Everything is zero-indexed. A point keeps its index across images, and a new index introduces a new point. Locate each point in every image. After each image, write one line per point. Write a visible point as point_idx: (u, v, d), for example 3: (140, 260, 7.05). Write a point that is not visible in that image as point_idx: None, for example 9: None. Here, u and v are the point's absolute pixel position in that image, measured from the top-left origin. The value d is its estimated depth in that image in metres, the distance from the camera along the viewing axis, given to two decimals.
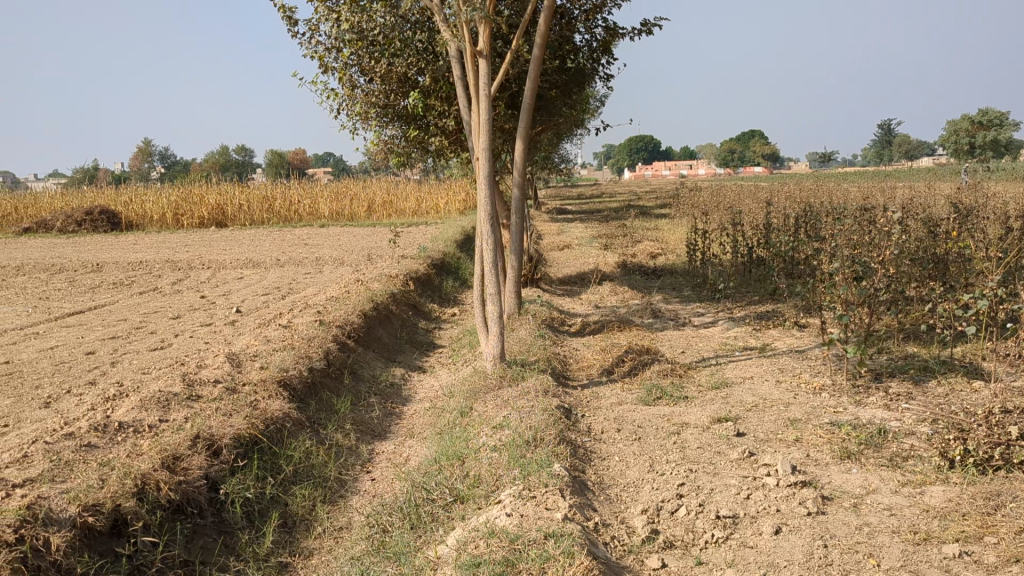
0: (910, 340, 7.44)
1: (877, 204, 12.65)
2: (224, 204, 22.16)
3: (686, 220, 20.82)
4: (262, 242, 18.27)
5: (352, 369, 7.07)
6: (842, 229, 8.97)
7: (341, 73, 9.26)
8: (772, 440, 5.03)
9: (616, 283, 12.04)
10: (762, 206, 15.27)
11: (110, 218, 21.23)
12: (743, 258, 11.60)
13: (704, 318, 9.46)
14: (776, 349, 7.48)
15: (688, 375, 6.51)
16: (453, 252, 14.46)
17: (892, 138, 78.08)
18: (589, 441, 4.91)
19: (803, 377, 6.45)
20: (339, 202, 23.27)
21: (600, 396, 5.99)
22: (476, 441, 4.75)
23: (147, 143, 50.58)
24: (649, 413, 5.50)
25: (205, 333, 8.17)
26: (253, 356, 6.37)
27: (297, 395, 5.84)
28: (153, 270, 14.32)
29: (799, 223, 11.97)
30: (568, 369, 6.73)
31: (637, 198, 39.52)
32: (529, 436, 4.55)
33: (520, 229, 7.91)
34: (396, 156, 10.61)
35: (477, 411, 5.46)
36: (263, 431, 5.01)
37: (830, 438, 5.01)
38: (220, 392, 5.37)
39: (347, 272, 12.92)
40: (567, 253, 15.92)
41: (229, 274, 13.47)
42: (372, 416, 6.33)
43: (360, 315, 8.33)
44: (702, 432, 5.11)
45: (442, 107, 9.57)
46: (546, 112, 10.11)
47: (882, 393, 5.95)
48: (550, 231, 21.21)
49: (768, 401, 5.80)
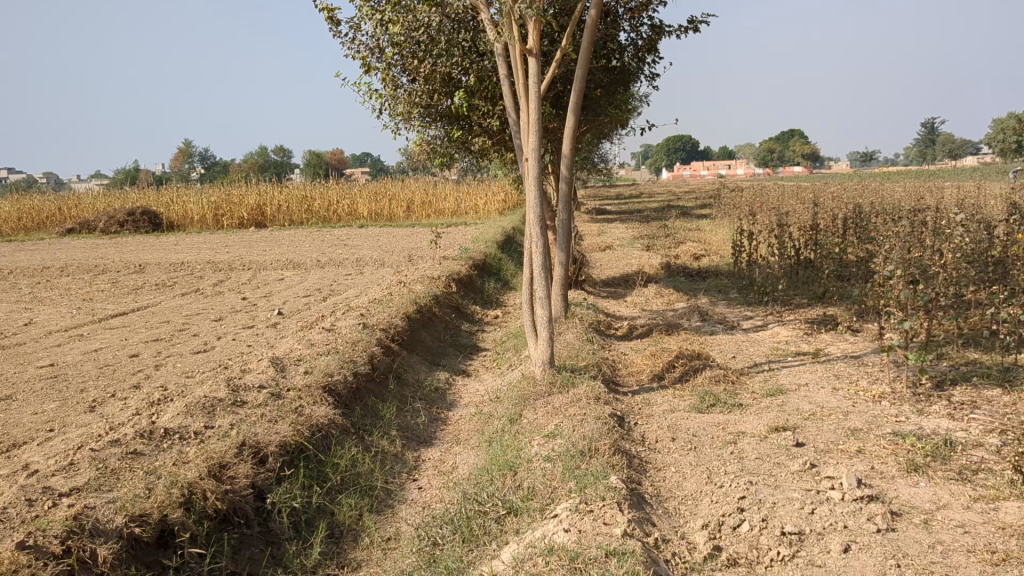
0: (970, 346, 7.19)
1: (930, 204, 12.35)
2: (264, 204, 22.26)
3: (728, 221, 20.58)
4: (302, 242, 18.30)
5: (397, 374, 6.98)
6: (898, 230, 8.73)
7: (384, 73, 9.18)
8: (832, 451, 4.85)
9: (661, 285, 11.86)
10: (810, 207, 15.02)
11: (153, 219, 21.40)
12: (790, 259, 11.37)
13: (753, 321, 9.26)
14: (830, 355, 7.27)
15: (742, 381, 6.33)
16: (494, 253, 14.36)
17: (936, 137, 76.98)
18: (643, 451, 4.76)
19: (861, 385, 6.24)
20: (378, 202, 23.28)
21: (651, 403, 5.84)
22: (528, 450, 4.62)
23: (188, 145, 51.16)
24: (703, 422, 5.34)
25: (247, 335, 8.12)
26: (297, 360, 6.30)
27: (343, 401, 5.75)
28: (195, 271, 14.36)
29: (848, 224, 11.72)
30: (617, 375, 6.58)
31: (676, 198, 39.23)
32: (583, 447, 4.40)
33: (568, 232, 7.76)
34: (439, 156, 10.53)
35: (527, 418, 5.33)
36: (309, 438, 4.92)
37: (894, 449, 4.82)
38: (265, 398, 5.29)
39: (388, 274, 12.86)
40: (610, 255, 15.77)
41: (270, 275, 13.47)
42: (418, 422, 6.22)
43: (404, 318, 8.24)
44: (759, 442, 4.94)
45: (486, 107, 9.47)
46: (591, 112, 9.95)
47: (945, 402, 5.73)
48: (590, 232, 21.05)
49: (826, 409, 5.61)
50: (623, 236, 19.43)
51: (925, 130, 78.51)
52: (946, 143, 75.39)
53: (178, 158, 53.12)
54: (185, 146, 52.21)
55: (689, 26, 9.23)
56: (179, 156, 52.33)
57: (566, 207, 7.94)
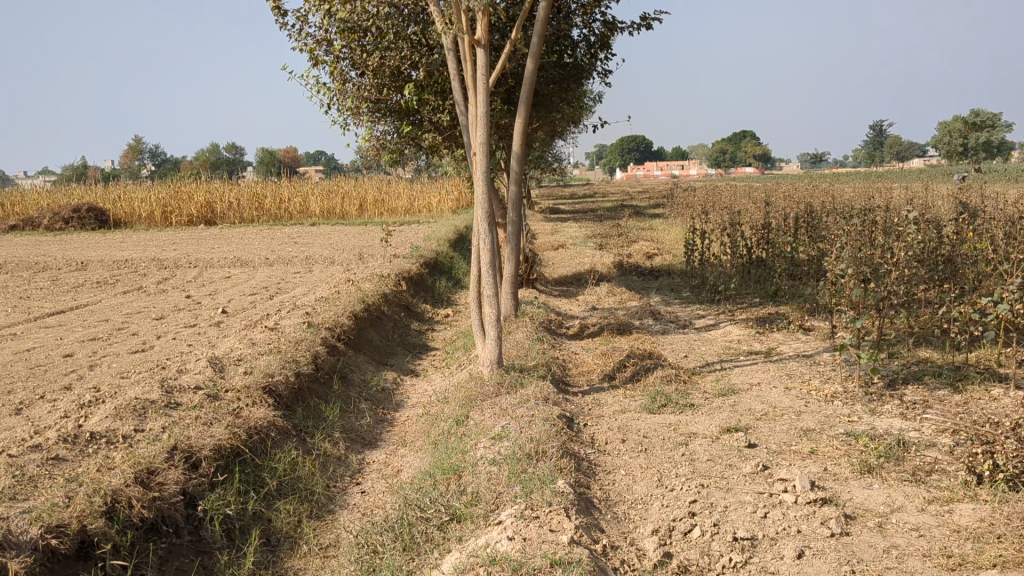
0: (921, 344, 7.18)
1: (880, 204, 12.42)
2: (213, 201, 21.84)
3: (681, 220, 20.61)
4: (252, 240, 17.95)
5: (342, 374, 6.78)
6: (849, 229, 8.71)
7: (331, 66, 8.96)
8: (785, 451, 4.75)
9: (614, 283, 11.77)
10: (762, 207, 15.06)
11: (98, 215, 20.88)
12: (743, 258, 11.34)
13: (706, 320, 9.20)
14: (782, 354, 7.21)
15: (693, 381, 6.23)
16: (446, 252, 14.18)
17: (884, 139, 78.24)
18: (593, 453, 4.62)
19: (813, 384, 6.16)
20: (329, 200, 22.97)
21: (602, 404, 5.70)
22: (474, 453, 4.45)
23: (137, 141, 50.26)
24: (654, 423, 5.21)
25: (188, 335, 7.85)
26: (237, 360, 6.06)
27: (283, 402, 5.54)
28: (139, 268, 13.98)
29: (800, 223, 11.72)
30: (568, 374, 6.44)
31: (630, 197, 39.38)
32: (530, 450, 4.25)
33: (518, 228, 7.61)
34: (388, 152, 10.32)
35: (475, 420, 5.17)
36: (245, 441, 4.71)
37: (848, 450, 4.73)
38: (200, 400, 5.06)
39: (337, 272, 12.62)
40: (563, 253, 15.70)
41: (216, 273, 13.14)
42: (362, 424, 6.03)
43: (351, 316, 8.03)
44: (711, 442, 4.83)
45: (437, 101, 9.29)
46: (543, 109, 9.81)
47: (897, 401, 5.67)
48: (543, 231, 20.95)
49: (779, 410, 5.52)
50: (577, 235, 19.35)
51: (874, 132, 79.72)
52: (893, 146, 76.64)
53: (127, 154, 52.17)
54: (133, 142, 51.33)
55: (641, 22, 9.14)
56: (127, 151, 51.39)
57: (517, 205, 7.79)
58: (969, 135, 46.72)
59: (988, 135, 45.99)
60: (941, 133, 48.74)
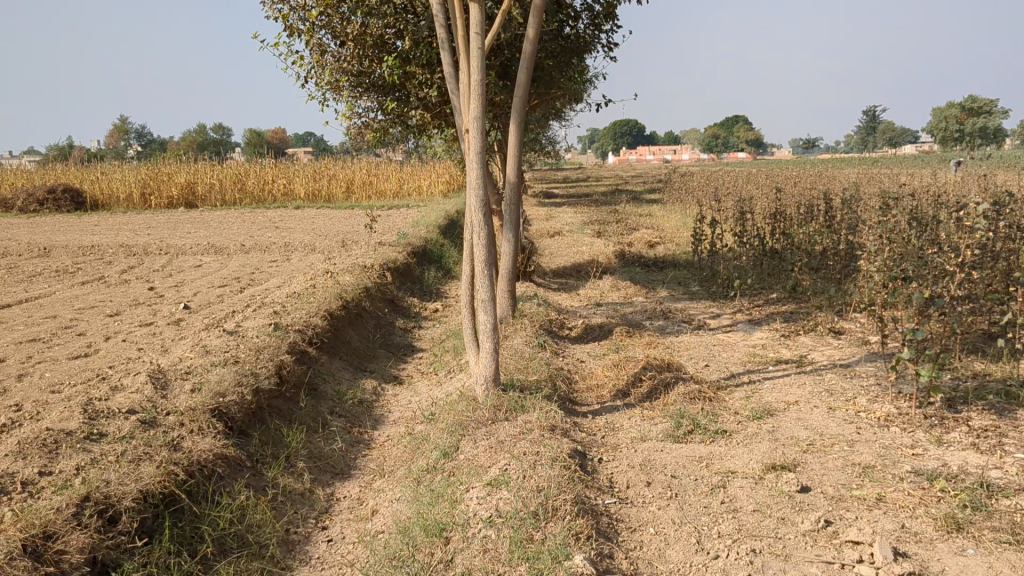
0: (974, 353, 6.29)
1: (904, 192, 11.51)
2: (195, 183, 20.83)
3: (677, 208, 19.72)
4: (232, 225, 16.95)
5: (312, 386, 5.87)
6: (884, 217, 7.81)
7: (308, 35, 8.00)
8: (846, 497, 3.86)
9: (616, 276, 10.89)
10: (773, 194, 14.20)
11: (76, 197, 19.83)
12: (756, 249, 10.44)
13: (721, 319, 8.31)
14: (815, 363, 6.34)
15: (720, 400, 5.34)
16: (435, 239, 13.27)
17: (877, 125, 77.64)
18: (613, 503, 3.72)
19: (859, 404, 5.27)
20: (316, 182, 22.03)
21: (615, 429, 4.81)
22: (465, 505, 3.53)
23: (121, 120, 49.47)
24: (680, 456, 4.34)
25: (141, 336, 6.93)
26: (185, 372, 5.13)
27: (236, 426, 4.64)
28: (106, 256, 12.98)
29: (817, 211, 10.83)
30: (574, 390, 5.54)
31: (623, 182, 38.61)
32: (536, 506, 3.34)
33: (517, 220, 6.67)
34: (372, 132, 9.36)
35: (465, 453, 4.24)
36: (181, 484, 3.82)
37: (923, 497, 3.83)
38: (131, 428, 4.14)
39: (318, 261, 11.70)
40: (560, 241, 14.81)
41: (187, 262, 12.18)
42: (333, 450, 5.14)
43: (326, 315, 7.11)
44: (755, 486, 3.95)
45: (424, 75, 8.34)
46: (542, 85, 8.75)
47: (964, 428, 4.77)
48: (537, 217, 20.04)
49: (827, 438, 4.64)
50: (573, 221, 18.52)
51: (868, 118, 79.08)
52: (886, 132, 75.94)
53: (115, 134, 51.08)
54: (121, 120, 50.30)
55: None
56: (112, 131, 50.26)
57: (515, 191, 6.82)
58: (964, 121, 45.87)
59: (985, 122, 45.15)
60: (938, 119, 47.91)
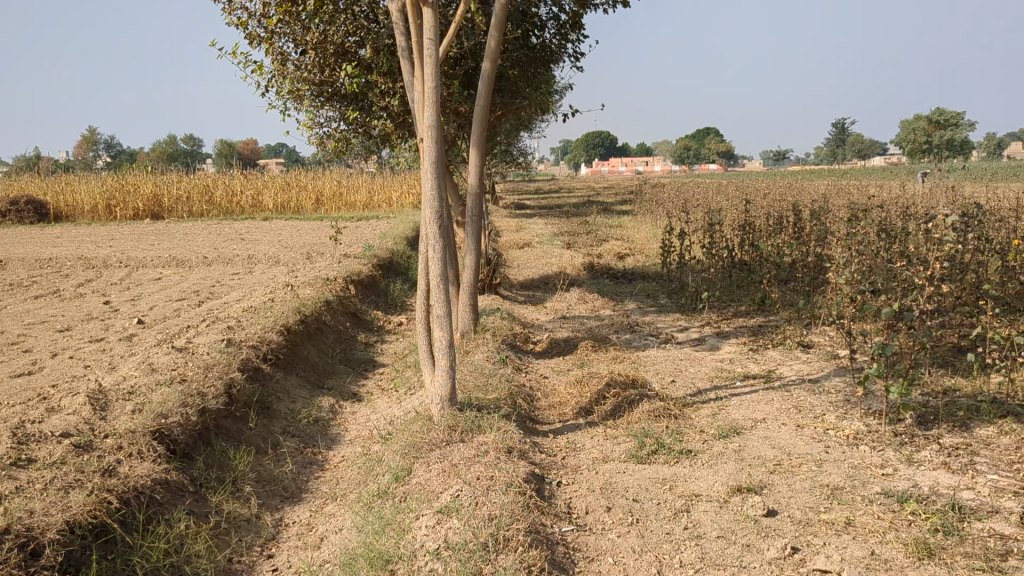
0: (944, 368, 6.17)
1: (874, 203, 11.43)
2: (161, 194, 20.49)
3: (649, 219, 19.61)
4: (196, 236, 16.65)
5: (265, 405, 5.66)
6: (854, 229, 7.70)
7: (267, 43, 7.81)
8: (813, 521, 3.71)
9: (585, 288, 10.72)
10: (744, 205, 14.11)
11: (39, 209, 19.43)
12: (725, 260, 10.32)
13: (689, 332, 8.16)
14: (783, 378, 6.20)
15: (686, 417, 5.19)
16: (402, 251, 13.06)
17: (846, 137, 78.27)
18: (571, 531, 3.54)
19: (828, 421, 5.14)
20: (284, 194, 21.77)
21: (576, 450, 4.64)
22: (414, 534, 3.35)
23: (90, 131, 49.13)
24: (643, 478, 4.17)
25: (90, 353, 6.67)
26: (128, 393, 4.90)
27: (179, 449, 4.42)
28: (65, 268, 12.66)
29: (787, 223, 10.72)
30: (535, 409, 5.36)
31: (595, 193, 38.60)
32: (486, 537, 3.15)
33: (477, 232, 6.50)
34: (335, 142, 9.16)
35: (418, 477, 4.05)
36: (113, 513, 3.60)
37: (892, 521, 3.67)
38: (63, 453, 3.92)
39: (281, 274, 11.45)
40: (529, 252, 14.64)
41: (147, 275, 11.91)
42: (283, 472, 4.93)
43: (283, 331, 6.90)
44: (719, 510, 3.79)
45: (386, 84, 8.15)
46: (507, 95, 8.59)
47: (935, 446, 4.63)
48: (508, 228, 19.88)
49: (794, 458, 4.49)
50: (543, 232, 18.37)
51: (838, 130, 79.72)
52: (855, 144, 76.49)
53: (83, 145, 50.45)
54: (89, 131, 49.69)
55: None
56: (81, 142, 49.68)
57: (477, 203, 6.65)
58: (932, 133, 46.24)
59: (952, 134, 45.49)
60: (906, 131, 48.26)
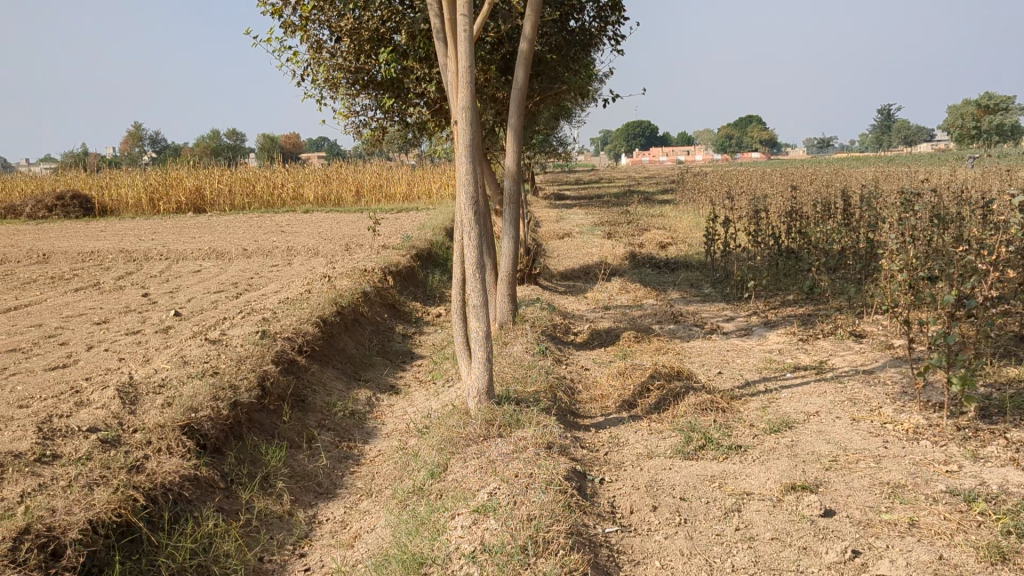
0: (1007, 358, 5.86)
1: (925, 188, 11.06)
2: (203, 187, 20.53)
3: (691, 208, 19.30)
4: (238, 229, 16.63)
5: (299, 398, 5.52)
6: (907, 215, 7.39)
7: (302, 30, 7.67)
8: (873, 522, 3.48)
9: (627, 278, 10.49)
10: (789, 192, 13.77)
11: (84, 203, 19.54)
12: (771, 248, 10.03)
13: (735, 322, 7.91)
14: (836, 369, 5.94)
15: (734, 411, 4.96)
16: (441, 241, 12.91)
17: (892, 124, 76.90)
18: (614, 532, 3.35)
19: (885, 415, 4.89)
20: (325, 186, 21.74)
21: (619, 445, 4.44)
22: (448, 536, 3.18)
23: (136, 127, 49.77)
24: (690, 475, 3.97)
25: (125, 346, 6.58)
26: (159, 386, 4.78)
27: (209, 444, 4.29)
28: (106, 262, 12.67)
29: (835, 209, 10.40)
30: (576, 402, 5.17)
31: (637, 183, 38.25)
32: (523, 541, 2.97)
33: (515, 219, 6.32)
34: (371, 131, 9.01)
35: (454, 474, 3.88)
36: (139, 511, 3.47)
37: (960, 523, 3.43)
38: (89, 449, 3.79)
39: (320, 265, 11.35)
40: (569, 242, 14.43)
41: (187, 268, 11.86)
42: (317, 467, 4.79)
43: (319, 322, 6.77)
44: (772, 509, 3.58)
45: (422, 71, 7.98)
46: (546, 80, 8.39)
47: (1002, 441, 4.36)
48: (548, 218, 19.66)
49: (850, 453, 4.26)
50: (584, 222, 18.14)
51: (883, 117, 78.36)
52: (901, 130, 75.11)
53: (128, 140, 50.98)
54: (135, 127, 50.20)
55: None
56: (127, 139, 50.29)
57: (514, 190, 6.47)
58: (981, 118, 45.19)
59: (1002, 118, 44.37)
60: (953, 117, 47.24)
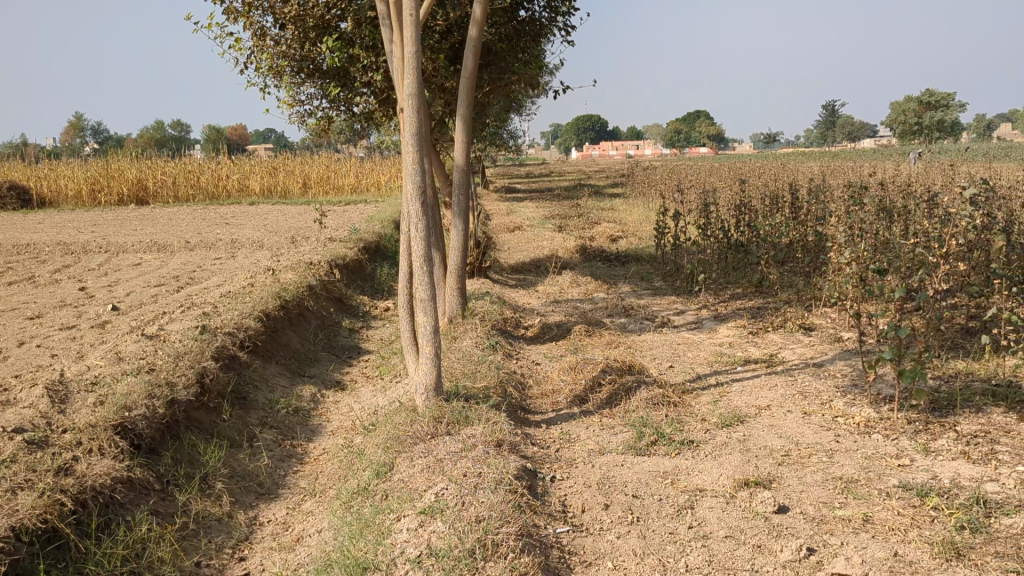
0: (955, 351, 5.88)
1: (872, 181, 11.14)
2: (145, 178, 20.07)
3: (641, 201, 19.33)
4: (181, 221, 16.26)
5: (241, 395, 5.35)
6: (856, 208, 7.40)
7: (244, 16, 7.45)
8: (828, 518, 3.42)
9: (577, 271, 10.42)
10: (738, 186, 13.81)
11: (21, 194, 18.98)
12: (720, 241, 10.02)
13: (686, 315, 7.87)
14: (786, 362, 5.91)
15: (686, 405, 4.90)
16: (389, 234, 12.73)
17: (836, 120, 78.02)
18: (566, 532, 3.25)
19: (836, 408, 4.86)
20: (271, 178, 21.39)
21: (570, 441, 4.35)
22: (393, 539, 3.06)
23: (77, 116, 48.66)
24: (642, 471, 3.88)
25: (58, 341, 6.33)
26: (91, 384, 4.58)
27: (144, 443, 4.11)
28: (43, 254, 12.29)
29: (784, 202, 10.42)
30: (527, 398, 5.06)
31: (585, 176, 38.28)
32: (471, 545, 2.85)
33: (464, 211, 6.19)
34: (317, 121, 8.81)
35: (401, 474, 3.75)
36: (67, 515, 3.30)
37: (914, 518, 3.39)
38: (14, 450, 3.60)
39: (264, 258, 11.11)
40: (519, 236, 14.34)
41: (127, 260, 11.54)
42: (259, 467, 4.63)
43: (262, 316, 6.58)
44: (726, 506, 3.51)
45: (369, 60, 7.81)
46: (496, 70, 8.26)
47: (953, 434, 4.35)
48: (498, 211, 19.55)
49: (803, 448, 4.21)
50: (534, 215, 18.05)
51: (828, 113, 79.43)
52: (845, 126, 76.23)
53: (69, 131, 49.83)
54: (75, 117, 49.09)
55: None
56: (67, 129, 49.15)
57: (464, 181, 6.33)
58: (923, 114, 45.98)
59: (943, 115, 45.18)
60: (896, 113, 48.01)
